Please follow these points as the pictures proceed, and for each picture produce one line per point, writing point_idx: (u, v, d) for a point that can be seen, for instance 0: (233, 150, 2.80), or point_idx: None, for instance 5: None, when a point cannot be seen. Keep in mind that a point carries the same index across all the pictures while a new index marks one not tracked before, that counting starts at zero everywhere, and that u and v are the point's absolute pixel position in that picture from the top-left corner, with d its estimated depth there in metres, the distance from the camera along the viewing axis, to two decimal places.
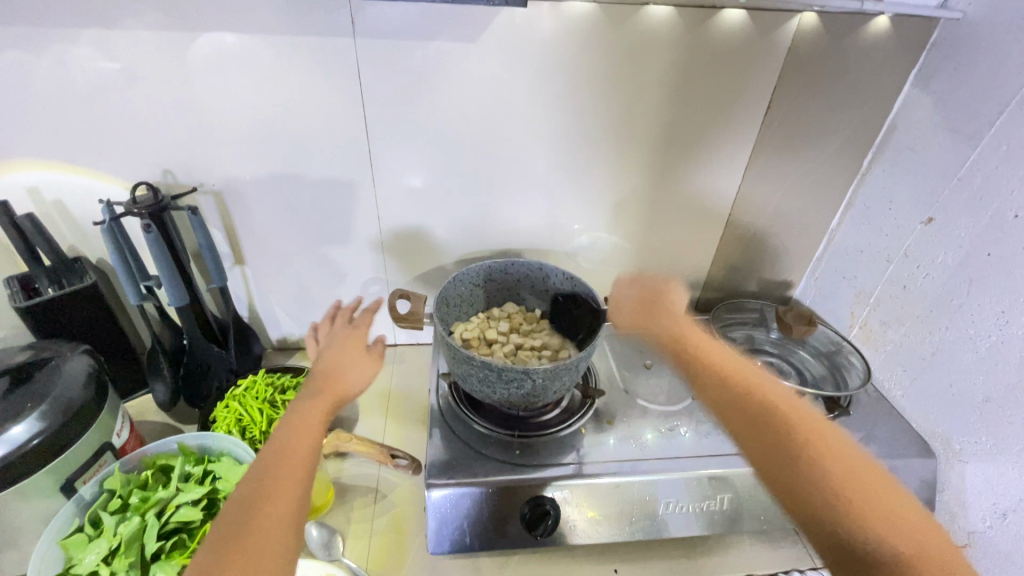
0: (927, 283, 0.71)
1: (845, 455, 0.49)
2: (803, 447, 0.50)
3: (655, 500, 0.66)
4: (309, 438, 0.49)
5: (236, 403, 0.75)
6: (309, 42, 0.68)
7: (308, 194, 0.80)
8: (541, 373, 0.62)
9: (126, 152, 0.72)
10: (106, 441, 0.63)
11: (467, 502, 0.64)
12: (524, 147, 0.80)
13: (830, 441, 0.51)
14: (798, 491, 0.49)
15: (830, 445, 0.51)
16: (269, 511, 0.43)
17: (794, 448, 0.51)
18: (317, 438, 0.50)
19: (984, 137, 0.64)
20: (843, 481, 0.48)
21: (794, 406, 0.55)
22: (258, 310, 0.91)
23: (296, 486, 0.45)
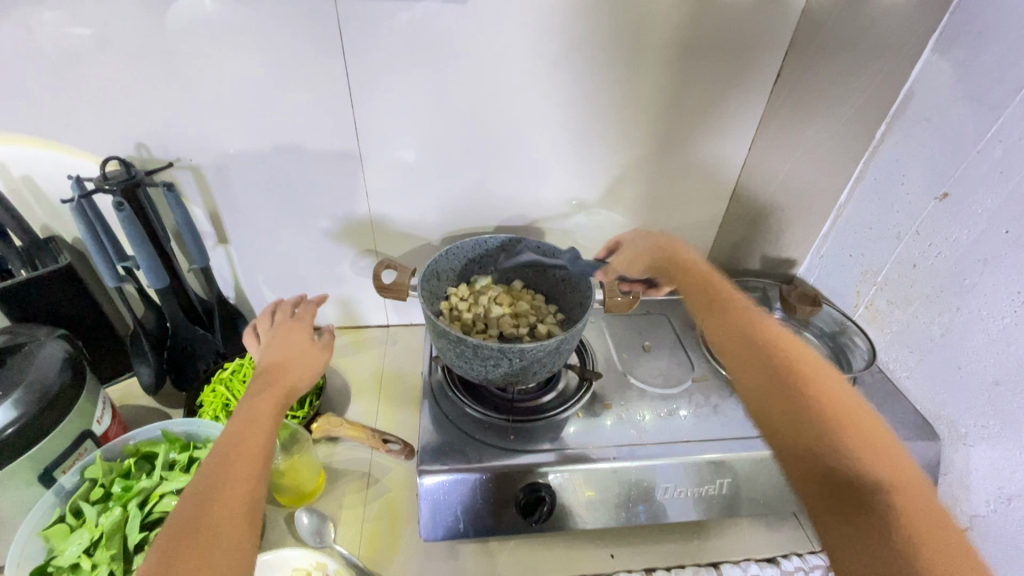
0: (938, 261, 0.68)
1: (879, 454, 0.44)
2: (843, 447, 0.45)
3: (653, 486, 0.65)
4: (267, 426, 0.49)
5: (222, 388, 0.73)
6: (288, 7, 0.63)
7: (294, 168, 0.76)
8: (517, 351, 0.60)
9: (98, 125, 0.68)
10: (86, 428, 0.61)
11: (459, 488, 0.62)
12: (518, 117, 0.76)
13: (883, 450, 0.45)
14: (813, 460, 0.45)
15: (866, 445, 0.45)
16: (230, 497, 0.42)
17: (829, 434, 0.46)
18: (274, 424, 0.50)
19: (1006, 107, 0.59)
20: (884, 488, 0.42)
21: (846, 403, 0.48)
22: (245, 291, 0.88)
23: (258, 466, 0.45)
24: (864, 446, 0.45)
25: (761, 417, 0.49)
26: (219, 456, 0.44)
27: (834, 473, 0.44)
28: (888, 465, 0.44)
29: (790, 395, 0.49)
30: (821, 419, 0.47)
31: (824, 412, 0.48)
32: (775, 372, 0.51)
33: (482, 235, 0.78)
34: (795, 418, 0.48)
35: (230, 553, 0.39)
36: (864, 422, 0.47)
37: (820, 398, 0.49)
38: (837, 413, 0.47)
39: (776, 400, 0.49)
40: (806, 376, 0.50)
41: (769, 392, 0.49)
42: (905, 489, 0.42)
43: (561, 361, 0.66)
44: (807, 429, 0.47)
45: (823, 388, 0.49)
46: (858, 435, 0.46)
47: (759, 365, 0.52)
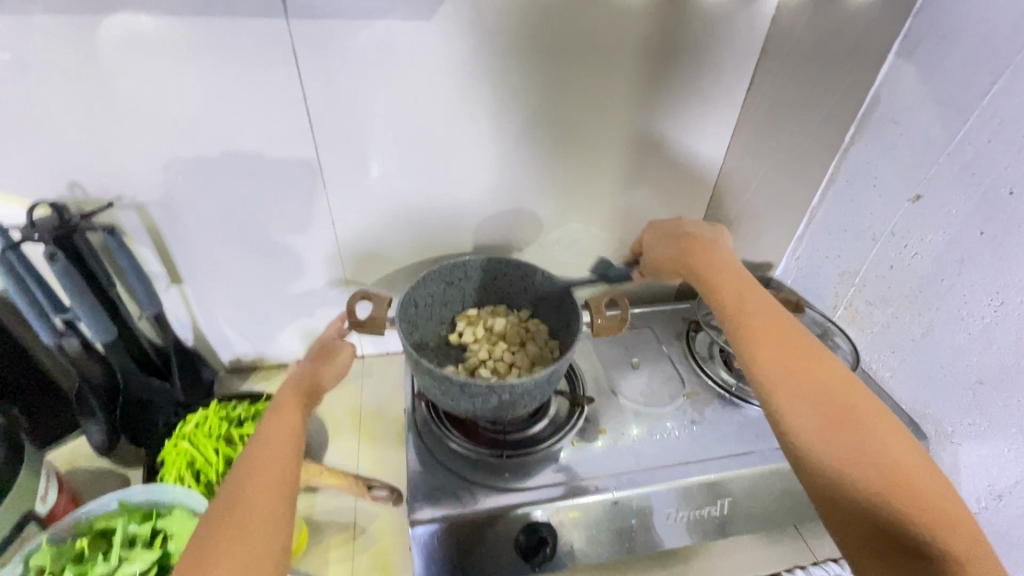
0: (914, 262, 0.69)
1: (900, 466, 0.43)
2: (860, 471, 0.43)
3: (652, 512, 0.63)
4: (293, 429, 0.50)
5: (186, 443, 0.66)
6: (237, 28, 0.58)
7: (252, 199, 0.71)
8: (507, 386, 0.57)
9: (25, 165, 0.61)
10: (27, 511, 0.54)
11: (453, 535, 0.59)
12: (491, 132, 0.73)
13: (905, 457, 0.44)
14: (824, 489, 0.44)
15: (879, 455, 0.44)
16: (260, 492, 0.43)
17: (831, 446, 0.45)
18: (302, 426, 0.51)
19: (974, 110, 0.60)
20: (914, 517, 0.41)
21: (868, 410, 0.47)
22: (204, 331, 0.81)
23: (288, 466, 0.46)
24: (876, 453, 0.44)
25: (805, 447, 0.46)
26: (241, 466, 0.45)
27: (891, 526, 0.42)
28: (918, 494, 0.42)
29: (834, 409, 0.47)
30: (839, 445, 0.45)
31: (846, 431, 0.46)
32: (797, 389, 0.49)
33: (460, 258, 0.74)
34: (813, 430, 0.46)
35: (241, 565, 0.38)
36: (913, 470, 0.44)
37: (833, 411, 0.47)
38: (848, 442, 0.45)
39: (811, 432, 0.46)
40: (824, 389, 0.48)
41: (809, 410, 0.47)
42: (913, 485, 0.43)
43: (553, 390, 0.63)
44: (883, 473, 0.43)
45: (805, 416, 0.47)
46: (888, 460, 0.44)
47: (792, 389, 0.49)
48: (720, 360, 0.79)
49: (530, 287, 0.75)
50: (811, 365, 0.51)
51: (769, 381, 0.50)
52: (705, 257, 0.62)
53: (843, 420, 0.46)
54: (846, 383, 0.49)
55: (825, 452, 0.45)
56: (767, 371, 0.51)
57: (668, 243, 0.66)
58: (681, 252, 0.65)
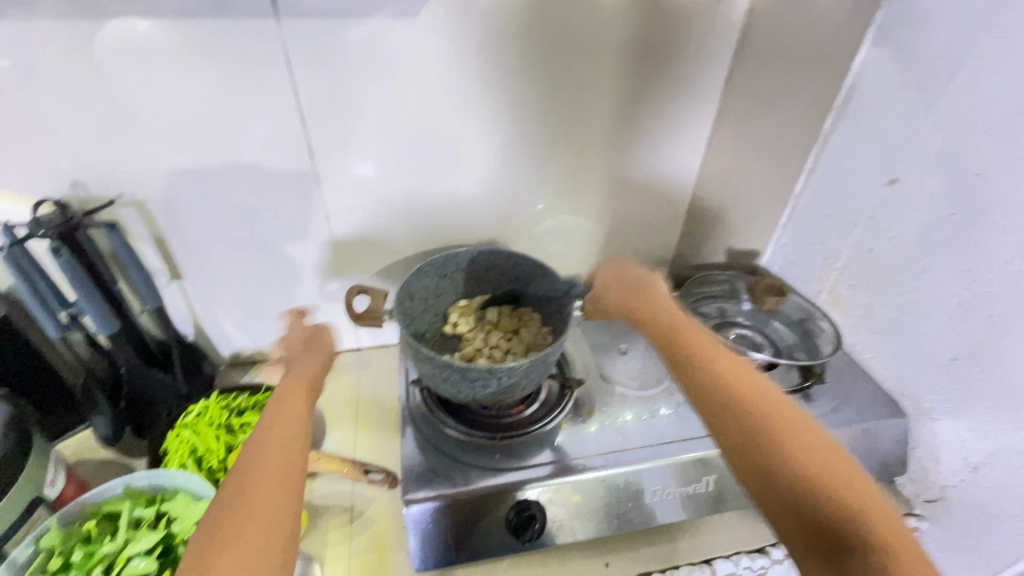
0: (891, 245, 0.71)
1: (822, 465, 0.46)
2: (787, 472, 0.46)
3: (641, 489, 0.65)
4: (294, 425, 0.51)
5: (188, 432, 0.69)
6: (230, 29, 0.60)
7: (247, 195, 0.73)
8: (505, 370, 0.59)
9: (29, 165, 0.64)
10: (37, 494, 0.57)
11: (447, 514, 0.61)
12: (480, 126, 0.75)
13: (831, 455, 0.47)
14: (767, 490, 0.47)
15: (804, 454, 0.47)
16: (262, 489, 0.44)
17: (760, 450, 0.48)
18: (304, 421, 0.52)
19: (943, 95, 0.62)
20: (835, 512, 0.43)
21: (784, 418, 0.50)
22: (204, 326, 0.84)
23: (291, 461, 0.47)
24: (798, 455, 0.47)
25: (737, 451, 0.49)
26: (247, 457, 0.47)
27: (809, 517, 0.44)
28: (840, 491, 0.44)
29: (750, 427, 0.50)
30: (765, 447, 0.48)
31: (771, 435, 0.49)
32: (721, 405, 0.53)
33: (452, 250, 0.76)
34: (739, 438, 0.50)
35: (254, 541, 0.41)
36: (840, 467, 0.46)
37: (755, 419, 0.50)
38: (770, 450, 0.48)
39: (738, 439, 0.50)
40: (749, 400, 0.52)
41: (728, 420, 0.51)
42: (834, 484, 0.45)
43: (547, 374, 0.65)
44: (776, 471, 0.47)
45: (731, 424, 0.51)
46: (804, 458, 0.46)
47: (714, 406, 0.53)
48: None
49: (520, 276, 0.77)
50: (729, 381, 0.54)
51: (699, 399, 0.55)
52: (647, 296, 0.68)
53: (767, 426, 0.49)
54: (773, 397, 0.52)
55: (757, 455, 0.48)
56: (694, 391, 0.55)
57: (617, 275, 0.73)
58: (626, 294, 0.70)
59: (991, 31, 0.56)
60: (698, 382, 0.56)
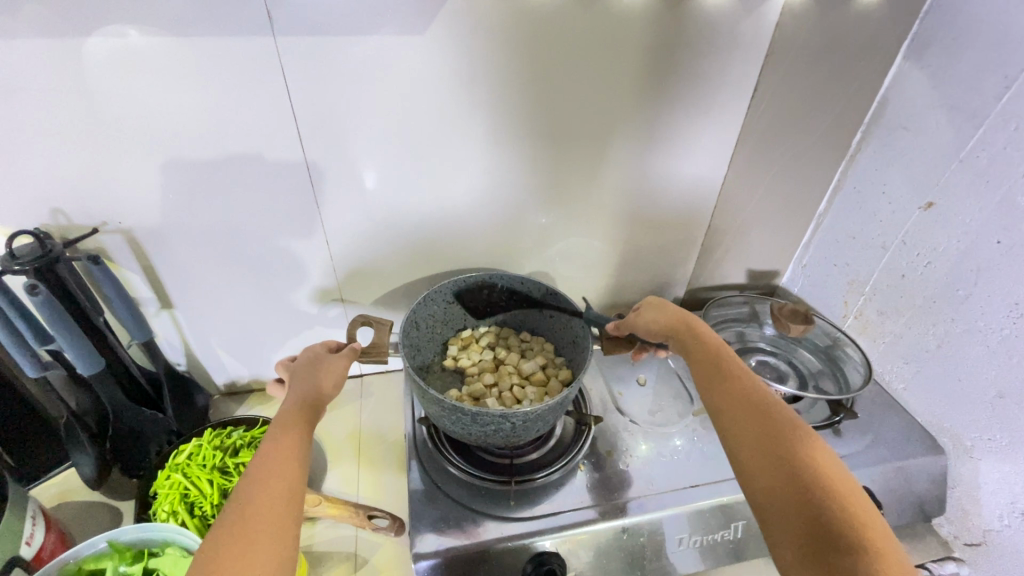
0: (928, 272, 0.67)
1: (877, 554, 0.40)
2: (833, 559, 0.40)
3: (665, 537, 0.61)
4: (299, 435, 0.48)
5: (178, 476, 0.64)
6: (224, 45, 0.56)
7: (242, 219, 0.69)
8: (519, 414, 0.54)
9: (5, 192, 0.59)
10: (13, 555, 0.52)
11: (459, 566, 0.57)
12: (489, 143, 0.70)
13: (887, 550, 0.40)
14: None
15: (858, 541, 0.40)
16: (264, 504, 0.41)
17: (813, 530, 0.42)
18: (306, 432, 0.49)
19: (988, 115, 0.58)
20: None
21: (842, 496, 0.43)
22: (196, 355, 0.79)
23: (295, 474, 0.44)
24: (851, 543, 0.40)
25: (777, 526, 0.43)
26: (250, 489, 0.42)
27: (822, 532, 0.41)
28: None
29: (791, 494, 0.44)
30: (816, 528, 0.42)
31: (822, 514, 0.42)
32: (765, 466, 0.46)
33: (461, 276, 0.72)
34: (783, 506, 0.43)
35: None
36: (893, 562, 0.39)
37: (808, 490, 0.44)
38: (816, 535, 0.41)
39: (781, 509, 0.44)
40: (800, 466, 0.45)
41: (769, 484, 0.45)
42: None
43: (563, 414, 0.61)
44: (794, 480, 0.44)
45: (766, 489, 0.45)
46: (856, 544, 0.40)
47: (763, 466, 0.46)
48: None
49: (534, 305, 0.73)
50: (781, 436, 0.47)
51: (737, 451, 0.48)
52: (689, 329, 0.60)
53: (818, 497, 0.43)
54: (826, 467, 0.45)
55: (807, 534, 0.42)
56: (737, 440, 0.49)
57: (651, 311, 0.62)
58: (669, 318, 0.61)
59: None
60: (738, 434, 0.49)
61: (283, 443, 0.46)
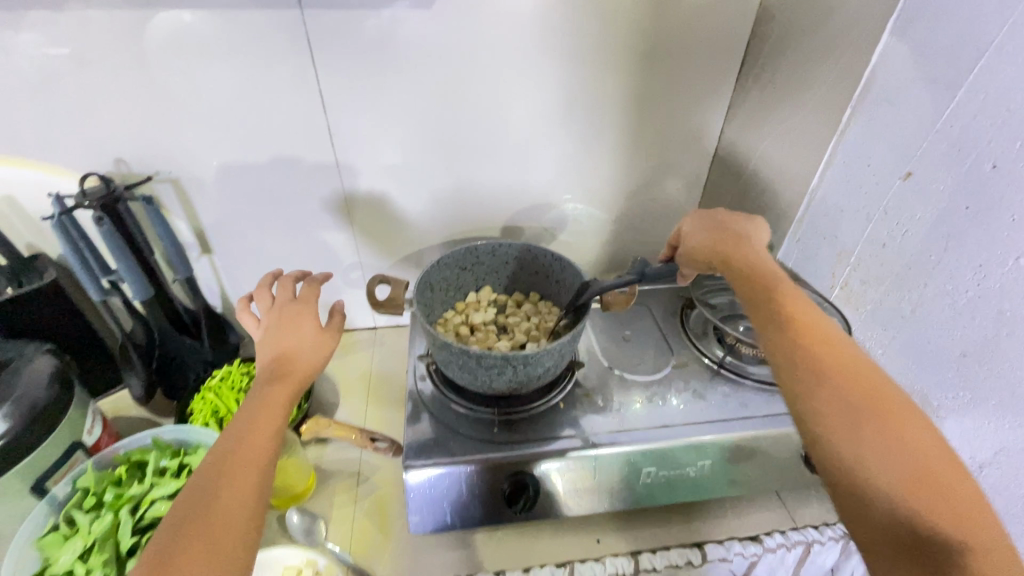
0: (906, 239, 0.70)
1: (928, 463, 0.44)
2: (894, 469, 0.43)
3: (634, 470, 0.66)
4: (271, 423, 0.49)
5: (211, 395, 0.74)
6: (260, 19, 0.64)
7: (273, 176, 0.77)
8: (520, 357, 0.61)
9: (79, 143, 0.69)
10: (76, 440, 0.62)
11: (445, 481, 0.64)
12: (494, 112, 0.77)
13: (938, 469, 0.44)
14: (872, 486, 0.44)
15: (914, 452, 0.44)
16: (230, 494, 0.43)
17: (875, 454, 0.44)
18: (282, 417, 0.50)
19: (961, 87, 0.61)
20: (962, 531, 0.41)
21: (907, 424, 0.46)
22: (231, 300, 0.89)
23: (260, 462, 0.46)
24: (913, 463, 0.43)
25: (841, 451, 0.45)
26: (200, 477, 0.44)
27: (906, 510, 0.42)
28: (954, 509, 0.42)
29: (852, 416, 0.46)
30: (878, 447, 0.44)
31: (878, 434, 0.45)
32: (850, 395, 0.47)
33: (473, 243, 0.77)
34: (849, 427, 0.46)
35: (221, 567, 0.40)
36: (946, 474, 0.43)
37: (874, 414, 0.46)
38: (889, 447, 0.44)
39: (842, 430, 0.46)
40: (873, 401, 0.46)
41: (834, 410, 0.46)
42: (949, 492, 0.43)
43: (561, 365, 0.67)
44: (852, 406, 0.46)
45: (832, 407, 0.47)
46: (911, 463, 0.44)
47: (837, 395, 0.47)
48: (713, 337, 0.82)
49: (539, 271, 0.78)
50: (843, 367, 0.49)
51: (804, 394, 0.48)
52: (753, 259, 0.59)
53: (880, 413, 0.46)
54: (882, 393, 0.47)
55: (867, 454, 0.45)
56: (801, 378, 0.49)
57: (705, 226, 0.64)
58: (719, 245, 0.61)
59: (1013, 18, 0.55)
60: (808, 370, 0.49)
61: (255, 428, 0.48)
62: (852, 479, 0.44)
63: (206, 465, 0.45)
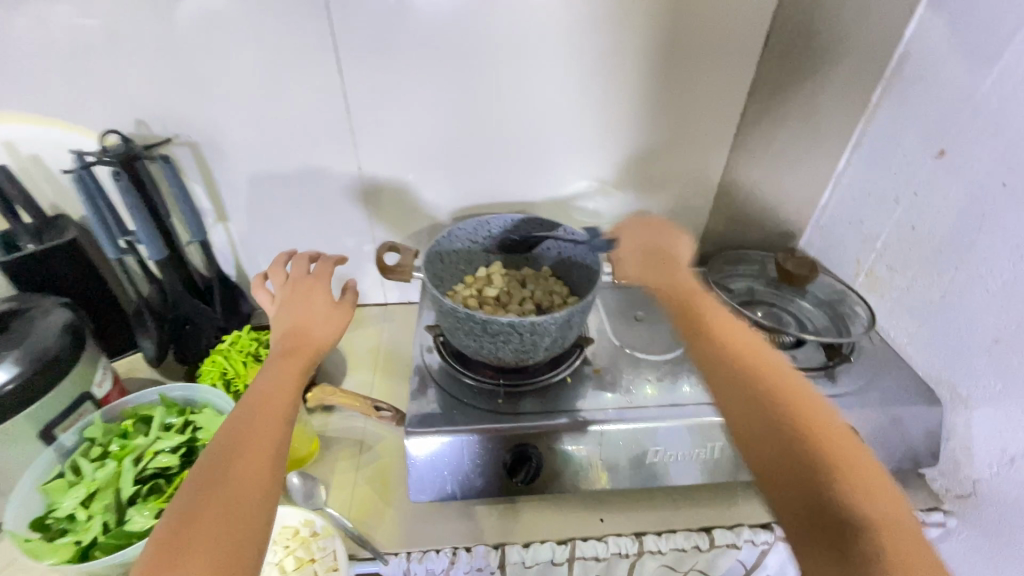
0: (937, 221, 0.66)
1: (842, 451, 0.44)
2: (804, 456, 0.44)
3: (641, 449, 0.64)
4: (286, 397, 0.49)
5: (220, 357, 0.74)
6: None
7: (288, 144, 0.77)
8: (527, 325, 0.60)
9: (98, 104, 0.70)
10: (86, 390, 0.63)
11: (446, 451, 0.63)
12: (511, 84, 0.75)
13: (853, 457, 0.44)
14: (788, 476, 0.44)
15: (828, 439, 0.45)
16: (246, 461, 0.43)
17: (795, 441, 0.45)
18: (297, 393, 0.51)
19: (1001, 58, 0.57)
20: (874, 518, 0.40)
21: (817, 413, 0.47)
22: (246, 270, 0.89)
23: (276, 433, 0.46)
24: (824, 451, 0.44)
25: (752, 440, 0.46)
26: (210, 456, 0.43)
27: (822, 498, 0.42)
28: (864, 495, 0.42)
29: (759, 408, 0.47)
30: (789, 435, 0.45)
31: (791, 421, 0.46)
32: (763, 387, 0.49)
33: (486, 215, 0.76)
34: (755, 415, 0.47)
35: (237, 531, 0.39)
36: (860, 463, 0.43)
37: (785, 404, 0.47)
38: (799, 436, 0.45)
39: (758, 417, 0.47)
40: (782, 392, 0.48)
41: (740, 401, 0.48)
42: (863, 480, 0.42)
43: (568, 337, 0.65)
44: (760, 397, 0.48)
45: (736, 400, 0.49)
46: (822, 451, 0.44)
47: (749, 388, 0.49)
48: None
49: (552, 245, 0.77)
50: (753, 362, 0.51)
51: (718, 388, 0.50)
52: (676, 271, 0.64)
53: (789, 403, 0.47)
54: (792, 387, 0.49)
55: (784, 440, 0.45)
56: (712, 375, 0.51)
57: (646, 237, 0.70)
58: (652, 258, 0.67)
59: None
60: (724, 364, 0.51)
61: (271, 402, 0.48)
62: (771, 469, 0.45)
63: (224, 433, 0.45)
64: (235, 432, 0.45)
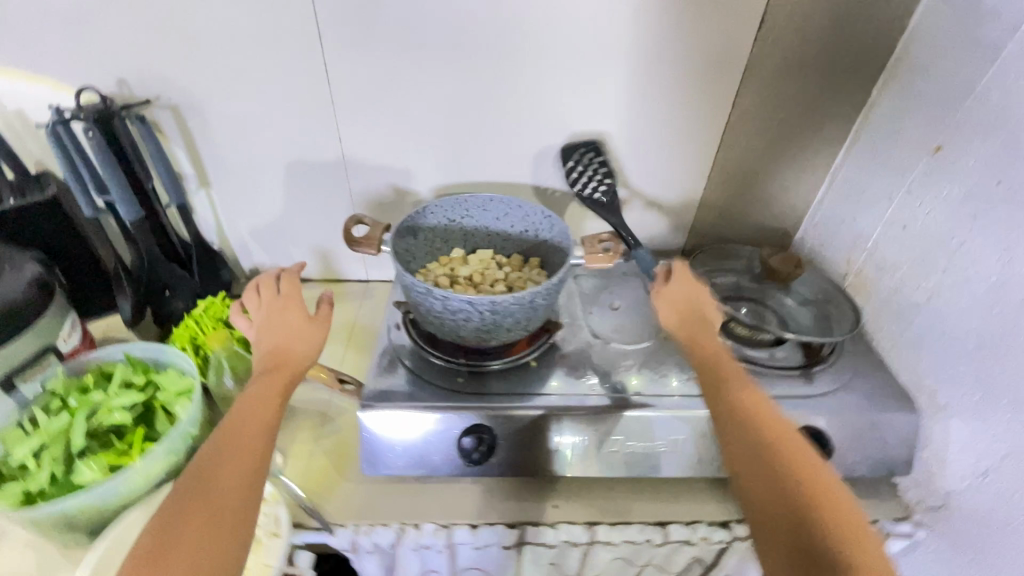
0: (928, 221, 0.63)
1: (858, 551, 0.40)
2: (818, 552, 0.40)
3: (599, 437, 0.63)
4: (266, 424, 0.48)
5: (191, 320, 0.74)
6: None
7: (269, 111, 0.76)
8: (486, 303, 0.59)
9: (80, 61, 0.70)
10: (51, 342, 0.63)
11: (401, 426, 0.62)
12: (496, 58, 0.72)
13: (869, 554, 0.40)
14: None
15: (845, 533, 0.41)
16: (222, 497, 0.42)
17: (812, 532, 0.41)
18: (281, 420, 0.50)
19: (1003, 47, 0.54)
20: None
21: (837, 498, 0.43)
22: (226, 238, 0.89)
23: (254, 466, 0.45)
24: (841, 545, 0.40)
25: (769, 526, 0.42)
26: (185, 487, 0.42)
27: None
28: None
29: (781, 491, 0.43)
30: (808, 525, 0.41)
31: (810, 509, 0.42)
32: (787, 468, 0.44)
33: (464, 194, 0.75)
34: (775, 499, 0.43)
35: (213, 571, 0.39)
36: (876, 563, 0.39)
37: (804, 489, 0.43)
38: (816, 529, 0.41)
39: (780, 505, 0.43)
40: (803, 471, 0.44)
41: (763, 481, 0.44)
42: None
43: (533, 319, 0.64)
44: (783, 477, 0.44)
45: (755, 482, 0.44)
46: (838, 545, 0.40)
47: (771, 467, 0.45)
48: None
49: (529, 228, 0.75)
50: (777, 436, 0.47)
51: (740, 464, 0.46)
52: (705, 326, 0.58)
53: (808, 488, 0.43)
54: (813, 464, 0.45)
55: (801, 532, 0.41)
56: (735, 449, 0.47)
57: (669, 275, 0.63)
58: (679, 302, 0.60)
59: None
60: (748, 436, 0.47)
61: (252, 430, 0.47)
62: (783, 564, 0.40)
63: (204, 462, 0.44)
64: (211, 462, 0.44)
